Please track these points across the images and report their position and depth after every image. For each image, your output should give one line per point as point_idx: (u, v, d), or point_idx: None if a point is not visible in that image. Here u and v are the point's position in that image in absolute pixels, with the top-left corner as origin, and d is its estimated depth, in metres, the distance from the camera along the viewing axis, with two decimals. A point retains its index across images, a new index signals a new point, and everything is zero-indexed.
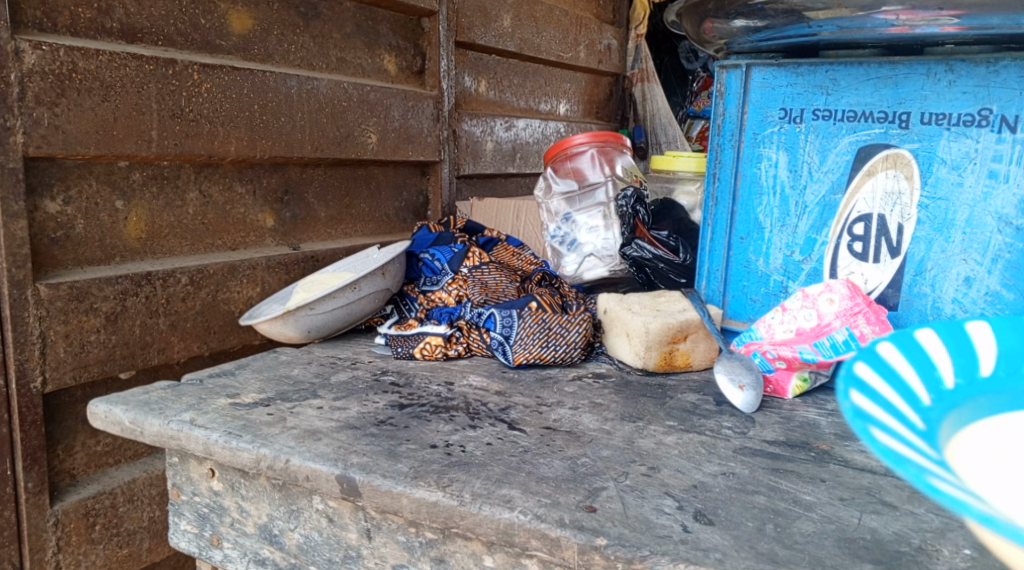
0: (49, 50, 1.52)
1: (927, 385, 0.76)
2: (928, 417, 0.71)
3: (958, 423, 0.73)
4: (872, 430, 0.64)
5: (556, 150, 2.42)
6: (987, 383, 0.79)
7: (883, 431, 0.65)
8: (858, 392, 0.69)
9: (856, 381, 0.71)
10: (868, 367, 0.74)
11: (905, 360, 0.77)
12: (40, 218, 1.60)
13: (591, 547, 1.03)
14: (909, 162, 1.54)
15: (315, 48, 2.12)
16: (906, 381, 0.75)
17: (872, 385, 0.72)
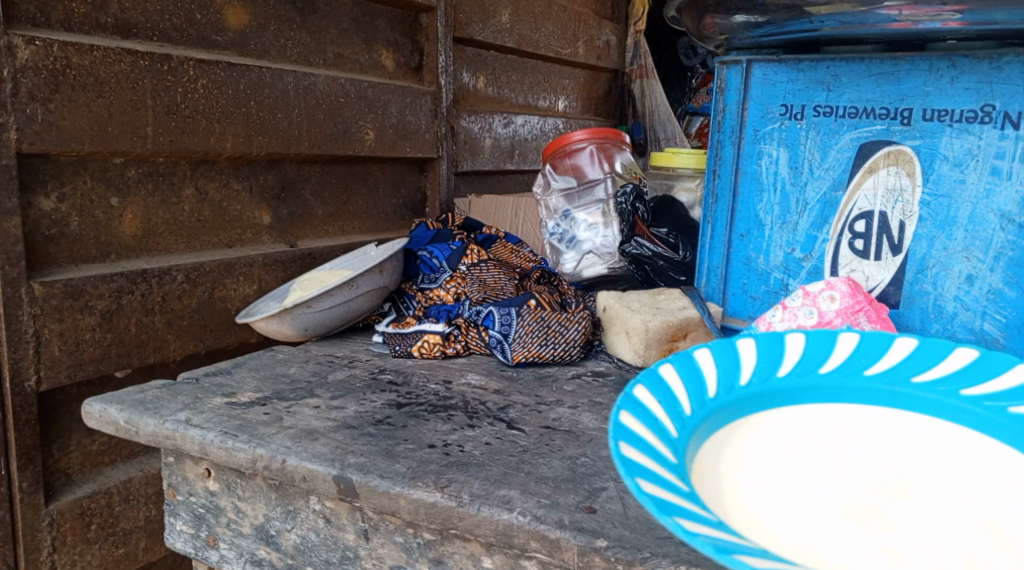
0: (42, 45, 1.50)
1: (721, 381, 0.89)
2: (701, 405, 0.85)
3: (735, 414, 0.86)
4: (623, 414, 0.77)
5: (555, 147, 2.40)
6: (786, 381, 0.92)
7: (636, 416, 0.78)
8: (643, 388, 0.83)
9: (649, 379, 0.85)
10: (666, 363, 0.88)
11: (708, 362, 0.92)
12: (34, 215, 1.58)
13: (591, 549, 1.01)
14: (911, 159, 1.53)
15: (312, 44, 2.10)
16: (698, 376, 0.89)
17: (659, 377, 0.86)
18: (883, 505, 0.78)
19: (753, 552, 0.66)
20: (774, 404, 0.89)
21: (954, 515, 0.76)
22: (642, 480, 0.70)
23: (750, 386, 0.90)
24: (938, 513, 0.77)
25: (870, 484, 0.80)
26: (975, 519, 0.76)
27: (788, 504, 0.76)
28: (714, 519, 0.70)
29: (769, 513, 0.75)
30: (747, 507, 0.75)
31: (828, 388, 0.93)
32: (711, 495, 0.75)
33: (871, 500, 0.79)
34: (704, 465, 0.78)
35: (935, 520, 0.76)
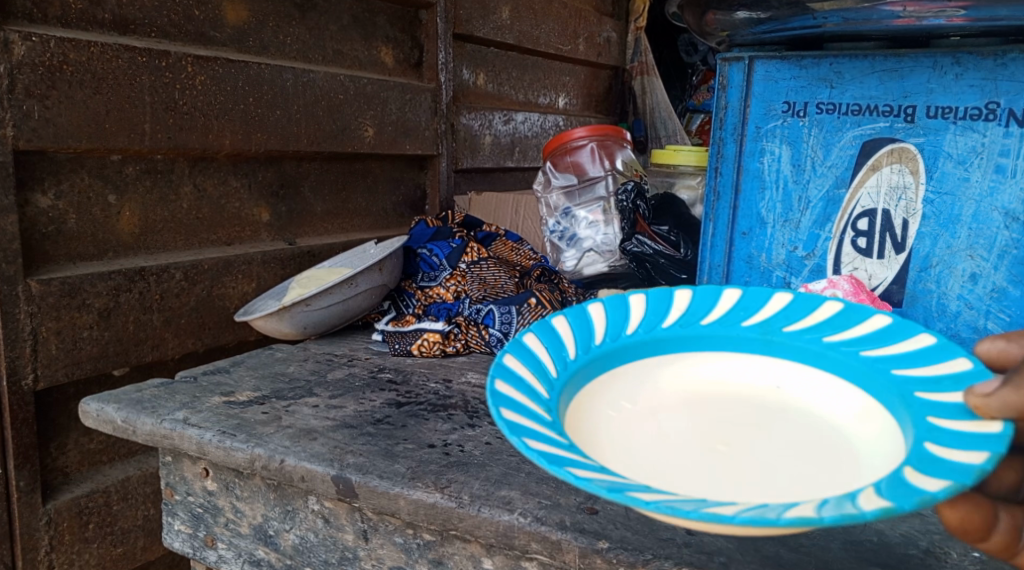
0: (39, 41, 1.49)
1: (611, 331, 0.92)
2: (587, 351, 0.88)
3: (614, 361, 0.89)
4: (510, 356, 0.81)
5: (556, 144, 2.35)
6: (664, 332, 0.93)
7: (519, 357, 0.81)
8: (535, 336, 0.86)
9: (544, 328, 0.88)
10: (560, 315, 0.91)
11: (601, 314, 0.94)
12: (31, 212, 1.57)
13: (593, 550, 1.00)
14: (914, 157, 1.52)
15: (311, 40, 2.09)
16: (588, 327, 0.92)
17: (551, 326, 0.89)
18: (729, 436, 0.81)
19: (589, 467, 0.68)
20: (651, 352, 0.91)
21: (792, 447, 0.78)
22: (505, 409, 0.71)
23: (633, 336, 0.92)
24: (777, 446, 0.79)
25: (722, 422, 0.83)
26: (809, 452, 0.78)
27: (641, 436, 0.80)
28: (566, 442, 0.71)
29: (624, 446, 0.78)
30: (602, 436, 0.79)
31: (701, 338, 0.93)
32: (579, 426, 0.78)
33: (720, 432, 0.81)
34: (578, 402, 0.82)
35: (772, 450, 0.78)
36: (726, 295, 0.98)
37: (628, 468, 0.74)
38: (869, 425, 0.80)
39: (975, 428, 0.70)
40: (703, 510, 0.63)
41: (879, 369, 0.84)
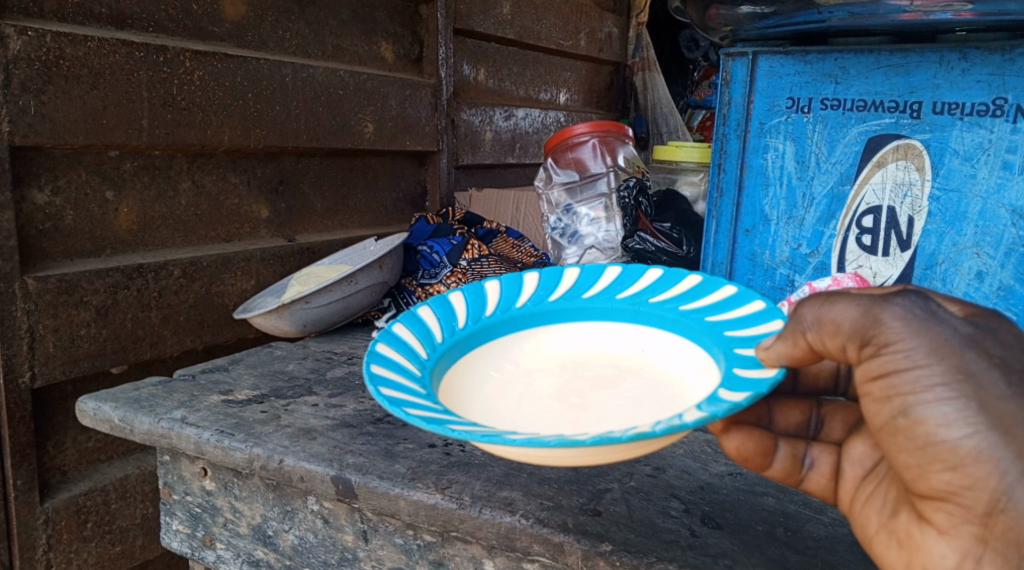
0: (35, 36, 1.47)
1: (500, 304, 1.00)
2: (475, 321, 0.96)
3: (495, 329, 0.96)
4: (395, 325, 0.90)
5: (557, 140, 2.34)
6: (547, 305, 1.00)
7: (407, 326, 0.91)
8: (428, 310, 0.96)
9: (438, 304, 0.98)
10: (457, 291, 1.01)
11: (496, 290, 1.03)
12: (27, 209, 1.56)
13: (596, 553, 0.99)
14: (920, 153, 1.50)
15: (310, 35, 2.07)
16: (482, 301, 1.00)
17: (447, 302, 0.99)
18: (587, 388, 0.87)
19: (427, 408, 0.74)
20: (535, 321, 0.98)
21: (635, 396, 0.83)
22: (374, 365, 0.79)
23: (521, 308, 0.99)
24: (621, 396, 0.84)
25: (579, 379, 0.88)
26: (647, 400, 0.82)
27: (511, 391, 0.87)
28: (421, 392, 0.78)
29: (492, 398, 0.85)
30: (466, 389, 0.86)
31: (578, 309, 0.99)
32: (449, 382, 0.86)
33: (578, 386, 0.87)
34: (454, 360, 0.89)
35: (617, 399, 0.83)
36: (609, 270, 1.03)
37: (474, 411, 0.81)
38: (700, 376, 0.83)
39: (760, 373, 0.74)
40: (492, 434, 0.69)
41: (715, 330, 0.87)
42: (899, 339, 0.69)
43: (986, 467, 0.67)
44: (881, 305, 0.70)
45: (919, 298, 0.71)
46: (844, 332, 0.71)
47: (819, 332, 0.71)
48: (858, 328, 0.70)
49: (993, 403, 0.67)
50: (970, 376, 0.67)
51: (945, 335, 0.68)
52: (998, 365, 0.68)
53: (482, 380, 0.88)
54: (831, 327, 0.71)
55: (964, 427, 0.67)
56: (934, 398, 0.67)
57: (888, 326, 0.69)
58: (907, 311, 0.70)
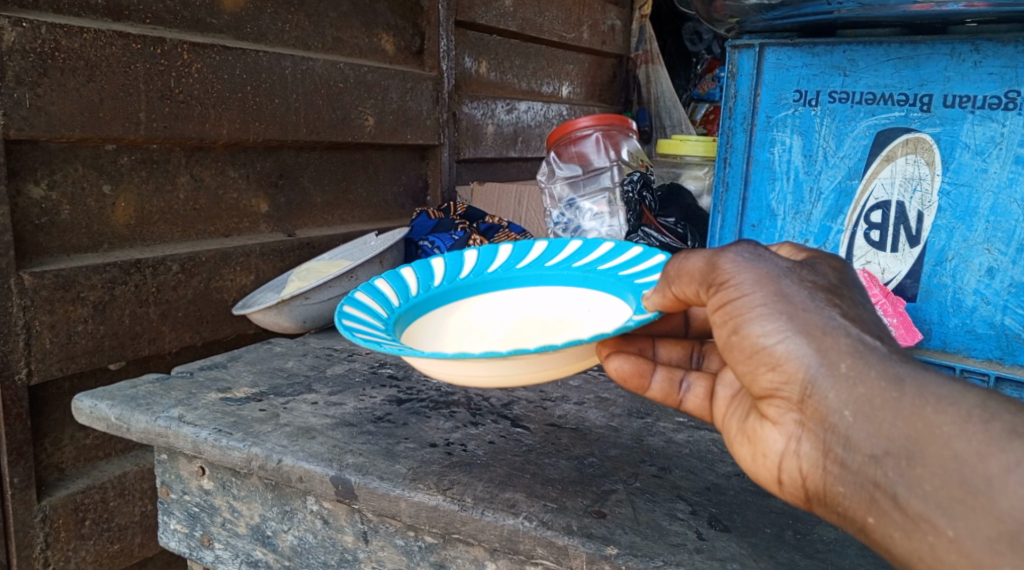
0: (30, 28, 1.44)
1: (474, 269, 1.18)
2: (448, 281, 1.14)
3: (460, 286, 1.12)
4: (378, 280, 1.09)
5: (559, 134, 2.30)
6: (509, 269, 1.18)
7: (388, 281, 1.10)
8: (410, 270, 1.15)
9: (420, 267, 1.17)
10: (439, 257, 1.20)
11: (473, 257, 1.22)
12: (23, 203, 1.53)
13: (601, 556, 0.97)
14: (930, 148, 1.48)
15: (310, 27, 2.04)
16: (460, 265, 1.19)
17: (429, 265, 1.18)
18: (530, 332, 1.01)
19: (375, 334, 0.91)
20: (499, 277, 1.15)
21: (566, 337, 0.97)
22: (346, 305, 0.98)
23: (491, 271, 1.17)
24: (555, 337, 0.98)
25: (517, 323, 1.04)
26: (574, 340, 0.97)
27: (468, 334, 1.02)
28: (378, 325, 0.95)
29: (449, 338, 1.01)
30: (429, 331, 1.03)
31: (533, 271, 1.16)
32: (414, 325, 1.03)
33: (523, 332, 1.01)
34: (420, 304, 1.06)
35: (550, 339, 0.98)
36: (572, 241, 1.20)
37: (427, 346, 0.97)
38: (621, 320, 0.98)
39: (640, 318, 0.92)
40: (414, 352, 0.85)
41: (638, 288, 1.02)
42: (732, 277, 0.83)
43: (796, 364, 0.78)
44: (720, 254, 0.85)
45: (750, 246, 0.86)
46: (697, 279, 0.86)
47: (679, 281, 0.88)
48: (705, 273, 0.85)
49: (802, 313, 0.79)
50: (783, 296, 0.81)
51: (768, 269, 0.83)
52: (809, 287, 0.82)
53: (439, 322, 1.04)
54: (686, 276, 0.87)
55: (779, 333, 0.79)
56: (756, 314, 0.81)
57: (722, 268, 0.84)
58: (741, 255, 0.85)
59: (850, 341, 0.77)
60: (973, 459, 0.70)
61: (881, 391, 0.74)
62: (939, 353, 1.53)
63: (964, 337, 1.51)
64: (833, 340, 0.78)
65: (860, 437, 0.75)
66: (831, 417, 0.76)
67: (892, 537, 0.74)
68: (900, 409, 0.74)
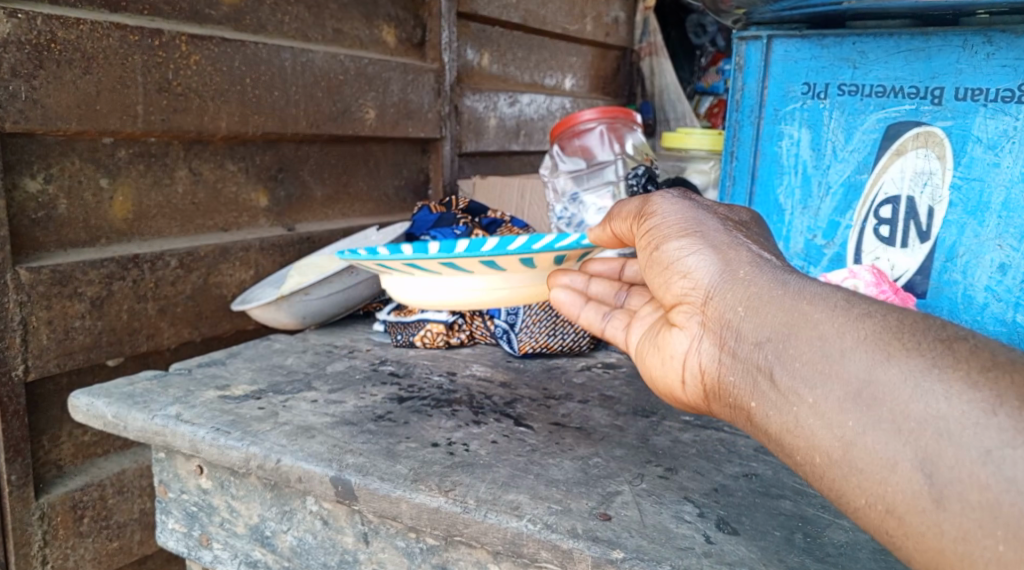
0: (25, 19, 1.42)
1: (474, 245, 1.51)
2: None
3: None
4: None
5: (564, 128, 2.30)
6: None
7: None
8: None
9: None
10: None
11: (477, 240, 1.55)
12: (19, 197, 1.51)
13: (606, 560, 0.95)
14: (942, 141, 1.45)
15: (310, 18, 2.02)
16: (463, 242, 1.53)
17: None
18: None
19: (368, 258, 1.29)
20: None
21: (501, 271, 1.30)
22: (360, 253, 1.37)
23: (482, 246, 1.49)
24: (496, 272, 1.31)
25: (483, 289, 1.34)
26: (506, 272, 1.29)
27: None
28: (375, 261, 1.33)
29: None
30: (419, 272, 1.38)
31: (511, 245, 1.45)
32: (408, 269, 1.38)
33: None
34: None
35: None
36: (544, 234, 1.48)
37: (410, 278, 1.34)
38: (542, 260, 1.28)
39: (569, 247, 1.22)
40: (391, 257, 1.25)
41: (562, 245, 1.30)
42: (657, 210, 0.97)
43: (703, 273, 0.88)
44: (651, 195, 1.00)
45: (679, 192, 1.00)
46: (631, 215, 1.02)
47: (618, 217, 1.04)
48: (638, 209, 1.01)
49: (712, 234, 0.92)
50: (699, 223, 0.94)
51: (691, 205, 0.97)
52: (722, 221, 0.95)
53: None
54: (622, 214, 1.04)
55: (690, 248, 0.91)
56: (673, 235, 0.93)
57: (650, 203, 0.99)
58: (670, 196, 0.99)
59: (750, 256, 0.88)
60: (833, 337, 0.75)
61: (768, 289, 0.82)
62: None
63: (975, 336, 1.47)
64: (734, 253, 0.89)
65: (748, 328, 0.82)
66: (726, 314, 0.84)
67: (769, 414, 0.78)
68: (779, 301, 0.81)
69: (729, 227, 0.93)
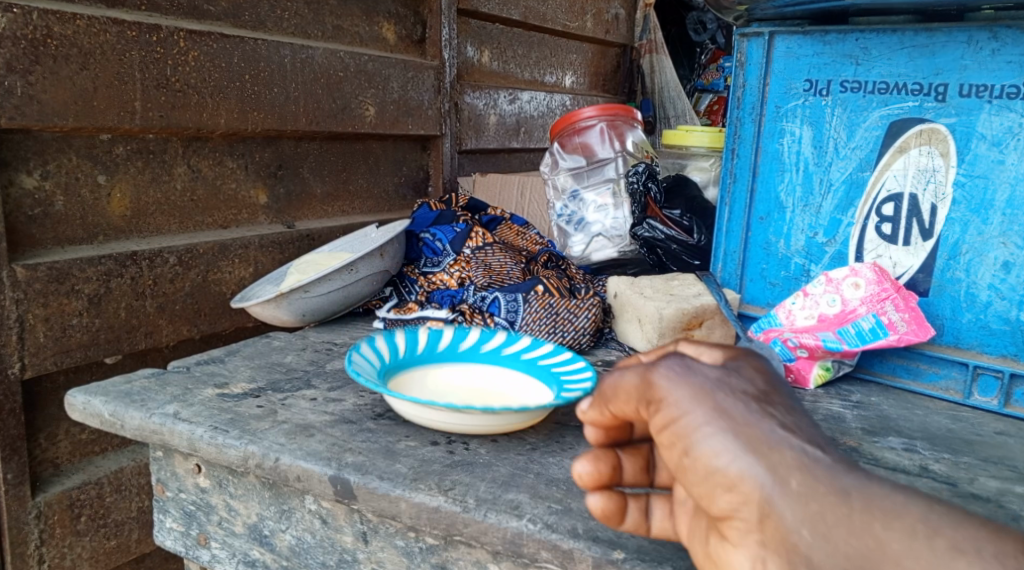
0: (20, 13, 1.41)
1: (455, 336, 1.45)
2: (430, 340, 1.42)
3: (451, 352, 1.41)
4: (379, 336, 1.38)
5: (564, 124, 2.32)
6: (475, 349, 1.42)
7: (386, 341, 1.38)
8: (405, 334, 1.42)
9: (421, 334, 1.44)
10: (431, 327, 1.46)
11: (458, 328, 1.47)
12: (15, 194, 1.50)
13: (607, 561, 0.94)
14: (945, 138, 1.44)
15: (310, 14, 2.01)
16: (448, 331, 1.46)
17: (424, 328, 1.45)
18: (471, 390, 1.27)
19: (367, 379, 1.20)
20: (482, 347, 1.42)
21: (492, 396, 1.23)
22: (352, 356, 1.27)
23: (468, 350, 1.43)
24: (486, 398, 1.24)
25: (475, 392, 1.31)
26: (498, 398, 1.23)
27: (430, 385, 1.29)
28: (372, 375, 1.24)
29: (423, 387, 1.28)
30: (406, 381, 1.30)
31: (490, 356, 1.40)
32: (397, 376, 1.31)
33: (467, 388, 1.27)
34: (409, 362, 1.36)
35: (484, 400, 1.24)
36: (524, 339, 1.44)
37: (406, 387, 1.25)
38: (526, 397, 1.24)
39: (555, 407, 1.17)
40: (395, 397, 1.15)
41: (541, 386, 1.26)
42: (667, 394, 0.79)
43: (751, 483, 0.73)
44: (652, 369, 0.82)
45: (677, 359, 0.82)
46: (633, 397, 0.83)
47: (618, 401, 0.85)
48: (641, 391, 0.82)
49: (746, 427, 0.75)
50: (725, 413, 0.76)
51: (699, 382, 0.79)
52: (741, 396, 0.78)
53: (418, 381, 1.33)
54: (621, 393, 0.85)
55: (726, 454, 0.75)
56: (702, 434, 0.76)
57: (658, 385, 0.80)
58: (673, 369, 0.81)
59: (795, 454, 0.74)
60: None
61: (832, 506, 0.71)
62: (952, 350, 1.49)
63: (977, 333, 1.46)
64: (779, 454, 0.74)
65: (820, 557, 0.70)
66: (790, 537, 0.71)
67: None
68: (847, 521, 0.70)
69: (756, 406, 0.77)
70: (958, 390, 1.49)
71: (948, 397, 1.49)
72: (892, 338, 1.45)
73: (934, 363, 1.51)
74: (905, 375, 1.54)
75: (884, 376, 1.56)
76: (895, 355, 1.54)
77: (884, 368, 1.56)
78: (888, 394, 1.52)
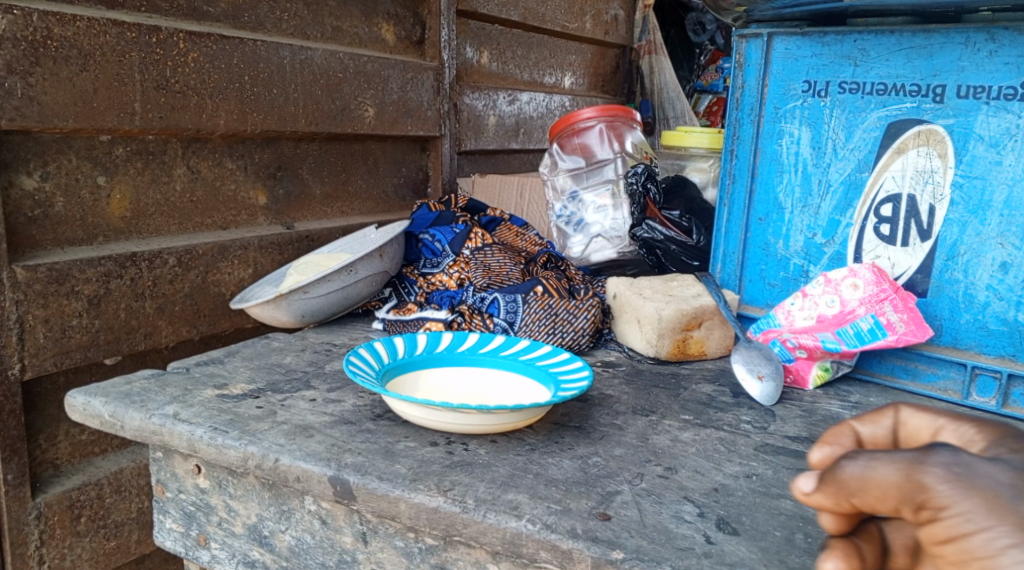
0: (21, 15, 1.41)
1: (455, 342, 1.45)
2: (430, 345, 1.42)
3: (452, 351, 1.42)
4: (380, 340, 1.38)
5: (563, 125, 2.31)
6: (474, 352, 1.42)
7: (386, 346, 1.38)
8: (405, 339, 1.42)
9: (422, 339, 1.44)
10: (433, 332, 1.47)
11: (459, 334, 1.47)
12: (15, 195, 1.50)
13: (606, 561, 0.94)
14: (943, 139, 1.45)
15: (309, 16, 2.01)
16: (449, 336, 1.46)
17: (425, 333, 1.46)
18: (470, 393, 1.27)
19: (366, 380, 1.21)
20: (481, 348, 1.43)
21: None
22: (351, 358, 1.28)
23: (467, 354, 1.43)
24: None
25: (474, 393, 1.32)
26: None
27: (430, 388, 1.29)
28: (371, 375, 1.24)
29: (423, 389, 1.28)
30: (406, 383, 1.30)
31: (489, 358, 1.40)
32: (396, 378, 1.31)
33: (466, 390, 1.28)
34: (409, 361, 1.36)
35: None
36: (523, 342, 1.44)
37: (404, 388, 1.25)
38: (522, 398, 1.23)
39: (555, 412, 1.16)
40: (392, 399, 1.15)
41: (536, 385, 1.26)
42: (951, 502, 0.67)
43: None
44: (922, 466, 0.69)
45: (950, 450, 0.70)
46: (892, 495, 0.70)
47: (869, 495, 0.72)
48: (906, 491, 0.69)
49: None
50: None
51: (995, 490, 0.66)
52: None
53: (416, 378, 1.34)
54: (874, 487, 0.71)
55: None
56: (1009, 557, 0.64)
57: (936, 489, 0.68)
58: (950, 469, 0.68)
59: None
60: None
61: None
62: (950, 350, 1.49)
63: (976, 334, 1.47)
64: None
65: None
66: None
67: None
68: None
69: None
70: (956, 390, 1.49)
71: (946, 398, 1.49)
72: (891, 338, 1.45)
73: (933, 363, 1.51)
74: (903, 376, 1.54)
75: (883, 376, 1.57)
76: (893, 355, 1.55)
77: (883, 368, 1.56)
78: (887, 394, 1.53)
